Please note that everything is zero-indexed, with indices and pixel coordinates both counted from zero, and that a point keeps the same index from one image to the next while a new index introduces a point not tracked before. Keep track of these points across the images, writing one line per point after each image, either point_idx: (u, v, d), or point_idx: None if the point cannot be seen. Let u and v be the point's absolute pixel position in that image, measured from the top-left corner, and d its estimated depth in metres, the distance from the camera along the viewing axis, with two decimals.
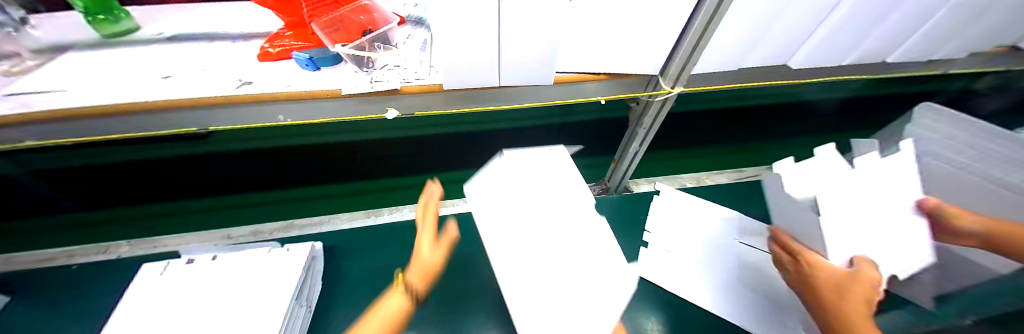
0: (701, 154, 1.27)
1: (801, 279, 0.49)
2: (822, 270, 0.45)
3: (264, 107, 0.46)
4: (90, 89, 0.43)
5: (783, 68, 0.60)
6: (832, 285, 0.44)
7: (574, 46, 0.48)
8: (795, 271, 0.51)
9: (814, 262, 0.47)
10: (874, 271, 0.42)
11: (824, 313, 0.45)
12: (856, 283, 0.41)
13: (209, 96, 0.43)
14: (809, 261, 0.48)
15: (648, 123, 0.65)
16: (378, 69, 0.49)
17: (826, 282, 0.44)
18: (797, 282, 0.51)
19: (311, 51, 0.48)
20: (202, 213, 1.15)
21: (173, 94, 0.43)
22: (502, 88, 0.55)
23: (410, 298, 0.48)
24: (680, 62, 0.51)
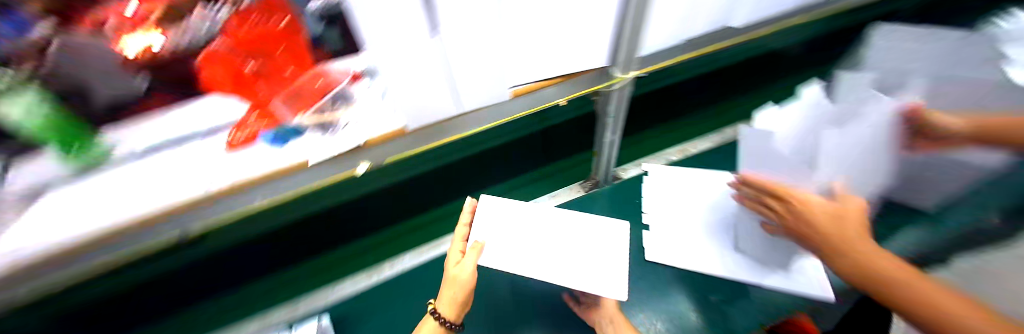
0: (682, 124, 1.27)
1: (790, 216, 0.59)
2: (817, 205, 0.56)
3: (247, 194, 0.48)
4: (73, 224, 0.43)
5: (727, 31, 0.63)
6: (833, 215, 0.55)
7: (521, 58, 0.51)
8: (775, 211, 0.61)
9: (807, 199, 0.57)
10: (853, 200, 0.58)
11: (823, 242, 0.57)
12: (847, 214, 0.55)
13: (197, 196, 0.45)
14: (802, 198, 0.57)
15: (614, 110, 0.67)
16: (342, 128, 0.50)
17: (824, 214, 0.55)
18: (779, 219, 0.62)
19: (276, 128, 0.51)
20: (201, 318, 1.12)
21: (161, 203, 0.45)
22: (465, 115, 0.56)
23: (444, 325, 0.70)
24: (625, 51, 0.53)
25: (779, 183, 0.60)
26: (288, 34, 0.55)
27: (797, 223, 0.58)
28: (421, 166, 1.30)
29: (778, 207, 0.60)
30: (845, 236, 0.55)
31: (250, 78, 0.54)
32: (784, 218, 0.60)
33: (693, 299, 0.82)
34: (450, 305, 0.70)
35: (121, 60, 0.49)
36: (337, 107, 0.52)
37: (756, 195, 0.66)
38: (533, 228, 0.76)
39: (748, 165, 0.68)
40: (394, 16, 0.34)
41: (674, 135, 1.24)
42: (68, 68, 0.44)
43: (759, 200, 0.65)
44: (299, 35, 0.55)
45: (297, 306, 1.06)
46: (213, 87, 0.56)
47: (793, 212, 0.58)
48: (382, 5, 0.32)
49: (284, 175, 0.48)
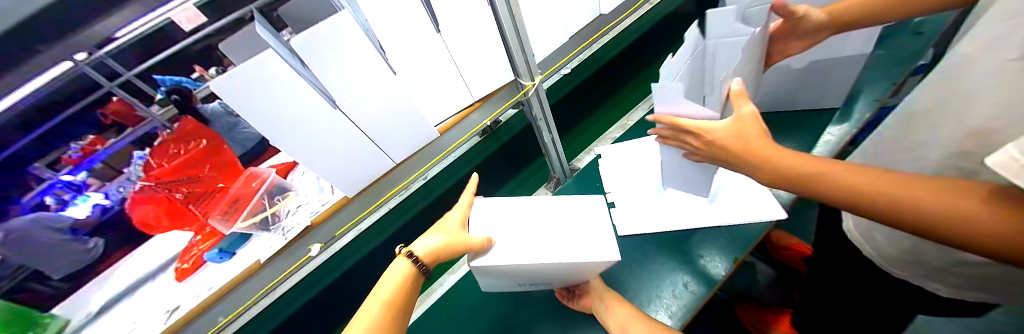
0: (621, 98, 1.33)
1: (706, 149, 0.42)
2: (716, 137, 0.39)
3: (198, 320, 0.47)
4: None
5: (603, 18, 0.70)
6: (730, 139, 0.38)
7: (430, 95, 0.55)
8: (691, 146, 0.45)
9: (706, 132, 0.39)
10: (745, 105, 0.39)
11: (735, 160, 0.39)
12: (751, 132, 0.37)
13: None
14: (699, 131, 0.40)
15: (539, 112, 0.73)
16: (286, 217, 0.53)
17: (726, 140, 0.38)
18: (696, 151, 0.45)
19: (220, 242, 0.53)
20: None
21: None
22: (402, 164, 0.57)
23: (415, 267, 0.48)
24: (520, 58, 0.59)
25: (676, 117, 0.42)
26: (213, 151, 0.58)
27: (715, 155, 0.41)
28: (377, 237, 1.12)
29: (691, 141, 0.44)
30: (753, 157, 0.37)
31: (181, 207, 0.55)
32: (703, 152, 0.43)
33: (677, 258, 0.71)
34: (434, 247, 0.48)
35: (71, 224, 0.55)
36: (277, 200, 0.56)
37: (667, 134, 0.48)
38: (533, 212, 0.62)
39: (661, 106, 0.44)
40: (292, 107, 0.38)
41: (616, 112, 1.32)
42: (28, 251, 0.47)
43: (678, 141, 0.47)
44: (222, 150, 0.59)
45: None
46: (148, 228, 0.55)
47: (707, 146, 0.41)
48: (273, 99, 0.36)
49: (235, 285, 0.48)
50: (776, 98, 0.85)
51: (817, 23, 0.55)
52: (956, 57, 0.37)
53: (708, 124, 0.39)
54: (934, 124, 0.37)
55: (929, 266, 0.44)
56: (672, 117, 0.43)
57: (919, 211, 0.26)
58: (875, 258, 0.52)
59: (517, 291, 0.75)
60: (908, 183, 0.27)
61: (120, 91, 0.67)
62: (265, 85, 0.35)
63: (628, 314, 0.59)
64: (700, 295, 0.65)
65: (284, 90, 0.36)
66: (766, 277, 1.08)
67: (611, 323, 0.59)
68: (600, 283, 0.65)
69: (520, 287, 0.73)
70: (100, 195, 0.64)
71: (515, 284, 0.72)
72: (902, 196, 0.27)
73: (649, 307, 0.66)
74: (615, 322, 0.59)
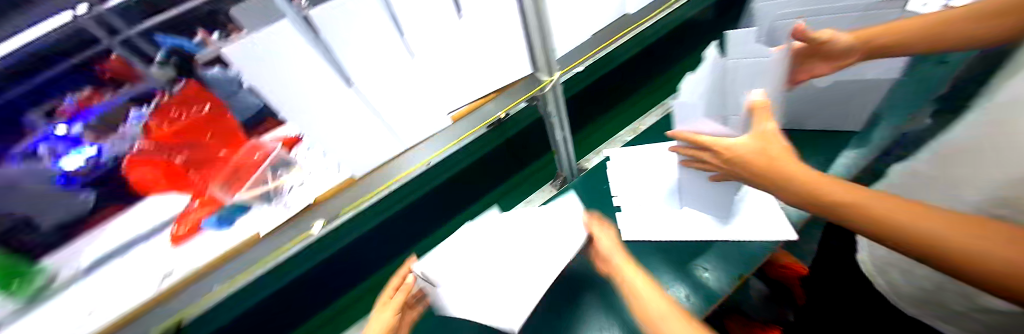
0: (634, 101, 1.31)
1: (723, 166, 0.45)
2: (735, 153, 0.42)
3: (190, 289, 0.46)
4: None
5: (627, 17, 0.68)
6: (750, 157, 0.41)
7: (447, 83, 0.53)
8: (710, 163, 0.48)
9: (726, 148, 0.42)
10: (768, 122, 0.42)
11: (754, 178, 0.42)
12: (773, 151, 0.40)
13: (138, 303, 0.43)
14: (719, 147, 0.43)
15: (554, 109, 0.70)
16: (288, 192, 0.51)
17: (746, 158, 0.41)
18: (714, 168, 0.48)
19: (218, 211, 0.51)
20: None
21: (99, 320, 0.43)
22: (413, 150, 0.56)
23: None
24: (540, 52, 0.56)
25: (696, 135, 0.45)
26: (213, 118, 0.58)
27: (733, 172, 0.44)
28: None
29: (710, 158, 0.47)
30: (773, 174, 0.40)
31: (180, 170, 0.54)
32: (722, 169, 0.47)
33: (678, 269, 0.71)
34: None
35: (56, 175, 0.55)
36: (280, 174, 0.55)
37: (685, 152, 0.51)
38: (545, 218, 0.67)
39: (681, 124, 0.48)
40: (303, 87, 0.36)
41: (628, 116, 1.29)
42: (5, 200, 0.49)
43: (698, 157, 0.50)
44: (226, 118, 0.58)
45: None
46: (146, 187, 0.55)
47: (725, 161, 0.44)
48: (282, 76, 0.34)
49: (235, 254, 0.48)
50: (792, 116, 0.84)
51: (842, 48, 0.59)
52: (1003, 95, 0.35)
53: (724, 140, 0.42)
54: (983, 163, 0.35)
55: (947, 309, 0.46)
56: (691, 134, 0.47)
57: (924, 240, 0.29)
58: (889, 292, 0.55)
59: None
60: (927, 218, 0.30)
61: (120, 48, 0.66)
62: (270, 63, 0.32)
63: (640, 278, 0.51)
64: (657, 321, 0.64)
65: (289, 65, 0.33)
66: (760, 293, 1.09)
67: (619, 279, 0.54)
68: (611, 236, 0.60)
69: None
70: (94, 150, 0.62)
71: None
72: (923, 227, 0.29)
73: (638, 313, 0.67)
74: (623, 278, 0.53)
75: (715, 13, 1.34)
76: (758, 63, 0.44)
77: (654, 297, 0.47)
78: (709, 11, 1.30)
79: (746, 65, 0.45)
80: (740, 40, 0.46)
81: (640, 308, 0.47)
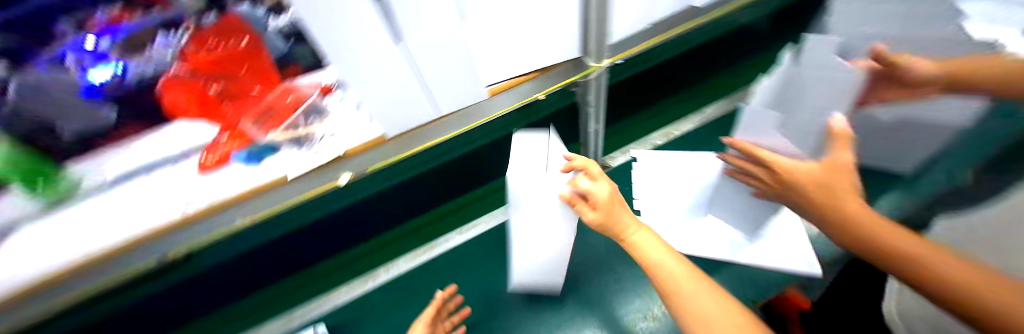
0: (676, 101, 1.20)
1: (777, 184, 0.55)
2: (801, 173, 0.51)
3: (219, 216, 0.47)
4: (83, 243, 0.46)
5: (693, 10, 0.62)
6: (817, 186, 0.51)
7: (492, 55, 0.50)
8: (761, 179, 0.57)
9: (789, 169, 0.52)
10: (842, 153, 0.49)
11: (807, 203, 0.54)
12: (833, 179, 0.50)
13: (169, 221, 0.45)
14: (788, 168, 0.52)
15: (594, 99, 0.65)
16: (319, 141, 0.51)
17: (810, 185, 0.51)
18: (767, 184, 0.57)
19: (250, 147, 0.51)
20: None
21: (140, 228, 0.46)
22: (447, 117, 0.55)
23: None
24: (594, 38, 0.52)
25: (759, 146, 0.53)
26: (250, 54, 0.58)
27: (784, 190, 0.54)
28: None
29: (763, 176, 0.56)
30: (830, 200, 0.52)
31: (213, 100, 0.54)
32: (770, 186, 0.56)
33: None
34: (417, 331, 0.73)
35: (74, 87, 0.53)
36: (312, 121, 0.53)
37: (741, 162, 0.60)
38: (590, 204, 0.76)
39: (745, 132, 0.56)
40: (351, 39, 0.34)
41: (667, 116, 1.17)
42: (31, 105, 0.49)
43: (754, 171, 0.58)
44: (262, 56, 0.58)
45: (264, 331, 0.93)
46: (177, 112, 0.55)
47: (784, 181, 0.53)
48: (330, 29, 0.31)
49: (263, 192, 0.49)
50: None
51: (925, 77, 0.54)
52: None
53: (793, 163, 0.52)
54: None
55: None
56: (753, 145, 0.56)
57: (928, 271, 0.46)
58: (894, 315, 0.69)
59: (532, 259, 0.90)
60: (940, 259, 0.46)
61: None
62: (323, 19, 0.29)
63: (648, 237, 0.60)
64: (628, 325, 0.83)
65: (339, 15, 0.30)
66: None
67: (617, 231, 0.59)
68: (600, 182, 0.58)
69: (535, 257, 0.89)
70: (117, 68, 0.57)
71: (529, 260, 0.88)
72: (934, 264, 0.46)
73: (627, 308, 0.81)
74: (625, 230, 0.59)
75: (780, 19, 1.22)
76: (832, 81, 0.41)
77: (664, 260, 0.57)
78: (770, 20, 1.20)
79: (818, 79, 0.42)
80: (815, 53, 0.40)
81: (648, 265, 0.58)
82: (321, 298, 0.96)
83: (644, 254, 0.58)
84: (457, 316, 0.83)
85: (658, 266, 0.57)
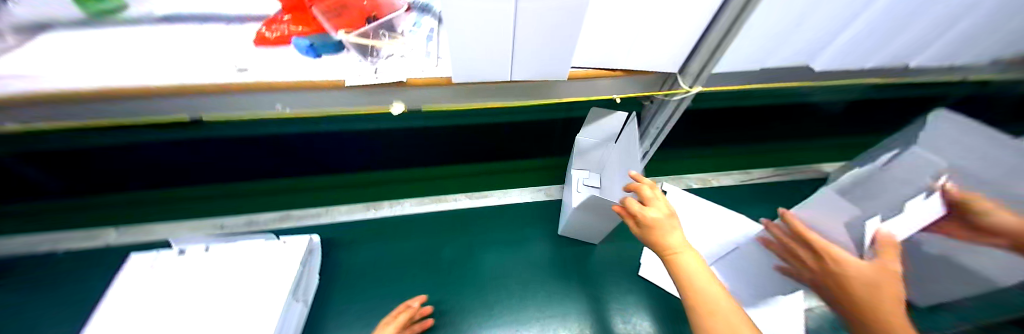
0: (722, 153, 1.17)
1: (818, 269, 0.49)
2: (849, 267, 0.44)
3: (259, 97, 0.44)
4: (94, 76, 0.40)
5: (806, 70, 0.56)
6: (859, 287, 0.43)
7: (596, 40, 0.46)
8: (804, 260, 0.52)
9: (842, 259, 0.45)
10: (892, 260, 0.43)
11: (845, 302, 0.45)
12: (886, 281, 0.42)
13: (201, 84, 0.40)
14: (836, 257, 0.45)
15: (661, 123, 0.64)
16: (383, 59, 0.46)
17: (852, 283, 0.43)
18: (812, 271, 0.50)
19: (312, 37, 0.47)
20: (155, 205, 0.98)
21: (160, 80, 0.40)
22: (516, 84, 0.52)
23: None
24: (703, 60, 0.48)
25: (807, 230, 0.49)
26: None
27: (828, 282, 0.47)
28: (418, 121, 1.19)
29: (807, 259, 0.51)
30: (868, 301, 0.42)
31: None
32: (811, 271, 0.51)
33: (664, 314, 0.79)
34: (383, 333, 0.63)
35: None
36: (382, 38, 0.49)
37: (785, 237, 0.56)
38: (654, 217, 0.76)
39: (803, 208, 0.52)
40: None
41: (710, 161, 1.15)
42: None
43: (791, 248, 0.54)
44: None
45: (257, 218, 0.94)
46: None
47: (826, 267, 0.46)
48: None
49: (311, 88, 0.44)
50: None
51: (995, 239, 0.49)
52: None
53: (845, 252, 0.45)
54: None
55: None
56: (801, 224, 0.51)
57: None
58: None
59: (535, 245, 0.90)
60: None
61: None
62: None
63: (696, 261, 0.46)
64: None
65: None
66: None
67: (659, 248, 0.49)
68: (653, 204, 0.51)
69: (539, 245, 0.90)
70: None
71: (529, 245, 0.90)
72: None
73: (616, 318, 0.78)
74: (669, 248, 0.48)
75: None
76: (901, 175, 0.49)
77: (711, 289, 0.43)
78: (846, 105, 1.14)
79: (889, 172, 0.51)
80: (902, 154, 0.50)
81: (688, 288, 0.44)
82: (318, 210, 0.97)
83: (690, 278, 0.44)
84: (421, 325, 0.70)
85: (701, 292, 0.43)
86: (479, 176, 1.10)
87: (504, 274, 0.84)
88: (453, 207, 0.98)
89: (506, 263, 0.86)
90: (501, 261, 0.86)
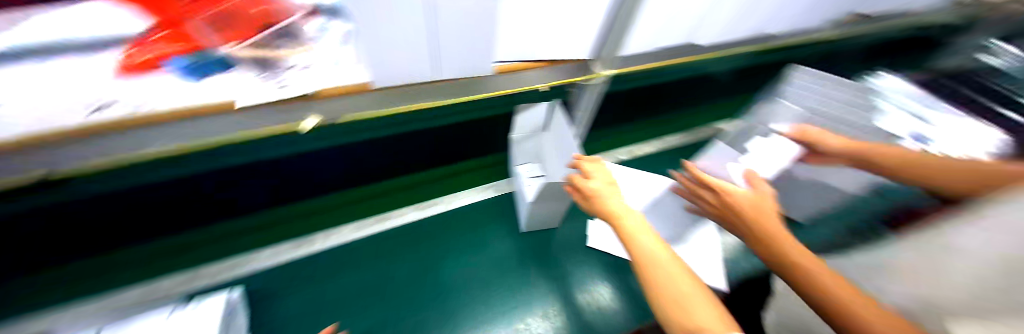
0: (644, 126, 1.31)
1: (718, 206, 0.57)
2: (734, 197, 0.54)
3: (141, 133, 0.37)
4: None
5: (695, 47, 0.66)
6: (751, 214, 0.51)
7: (516, 33, 0.48)
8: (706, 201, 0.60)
9: (729, 192, 0.54)
10: (763, 186, 0.55)
11: (737, 229, 0.55)
12: (761, 203, 0.52)
13: (55, 128, 0.33)
14: (726, 191, 0.55)
15: (586, 104, 0.68)
16: (285, 70, 0.42)
17: (744, 212, 0.52)
18: (714, 211, 0.59)
19: (191, 56, 0.39)
20: None
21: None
22: (441, 82, 0.51)
23: None
24: (611, 44, 0.54)
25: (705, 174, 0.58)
26: None
27: (727, 215, 0.56)
28: None
29: (709, 198, 0.59)
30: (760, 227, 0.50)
31: None
32: (712, 209, 0.60)
33: (618, 277, 0.88)
34: None
35: None
36: (283, 47, 0.42)
37: (691, 186, 0.64)
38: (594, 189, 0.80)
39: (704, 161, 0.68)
40: None
41: (637, 134, 1.28)
42: None
43: (691, 190, 0.64)
44: None
45: (159, 287, 0.71)
46: None
47: (721, 202, 0.56)
48: None
49: (211, 114, 0.40)
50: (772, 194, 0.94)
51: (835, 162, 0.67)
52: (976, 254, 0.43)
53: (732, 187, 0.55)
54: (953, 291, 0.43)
55: None
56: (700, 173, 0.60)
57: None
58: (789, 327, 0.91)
59: (495, 244, 0.90)
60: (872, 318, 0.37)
61: None
62: None
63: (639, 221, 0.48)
64: (575, 311, 0.80)
65: None
66: None
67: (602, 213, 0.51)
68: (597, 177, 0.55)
69: (498, 242, 0.90)
70: None
71: (489, 244, 0.90)
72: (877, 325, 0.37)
73: (579, 293, 0.83)
74: (611, 212, 0.50)
75: (741, 76, 1.42)
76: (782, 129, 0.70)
77: (650, 242, 0.45)
78: (730, 73, 1.39)
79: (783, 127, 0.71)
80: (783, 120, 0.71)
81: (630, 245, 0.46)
82: (236, 257, 0.79)
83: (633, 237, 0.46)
84: None
85: (642, 247, 0.44)
86: (430, 184, 1.02)
87: (470, 280, 0.82)
88: (404, 223, 0.91)
89: (471, 268, 0.85)
90: (462, 267, 0.85)
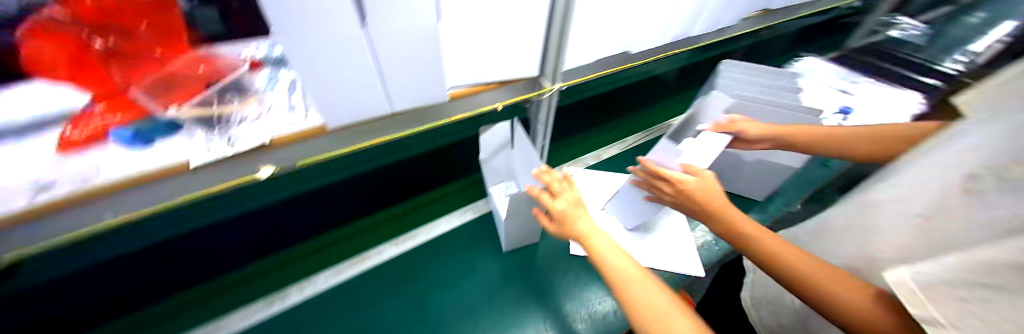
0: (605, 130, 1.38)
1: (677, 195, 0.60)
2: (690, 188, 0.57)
3: (80, 212, 0.36)
4: None
5: (628, 55, 0.73)
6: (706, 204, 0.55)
7: (461, 63, 0.52)
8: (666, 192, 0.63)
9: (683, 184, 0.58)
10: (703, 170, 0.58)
11: (698, 214, 0.59)
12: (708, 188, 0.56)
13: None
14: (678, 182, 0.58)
15: (543, 116, 0.74)
16: (238, 124, 0.44)
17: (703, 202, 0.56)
18: (676, 201, 0.62)
19: (137, 124, 0.42)
20: None
21: None
22: (396, 115, 0.52)
23: None
24: (552, 61, 0.59)
25: (660, 169, 0.61)
26: None
27: (687, 203, 0.59)
28: None
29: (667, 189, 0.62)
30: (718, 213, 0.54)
31: (92, 58, 0.43)
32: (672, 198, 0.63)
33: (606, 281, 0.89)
34: None
35: None
36: (230, 101, 0.47)
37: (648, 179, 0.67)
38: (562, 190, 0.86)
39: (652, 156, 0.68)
40: (320, 2, 0.32)
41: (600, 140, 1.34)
42: None
43: (650, 182, 0.68)
44: None
45: None
46: (41, 69, 0.43)
47: (678, 193, 0.59)
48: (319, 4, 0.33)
49: (157, 179, 0.40)
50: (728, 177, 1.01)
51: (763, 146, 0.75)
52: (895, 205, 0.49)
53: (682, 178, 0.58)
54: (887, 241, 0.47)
55: None
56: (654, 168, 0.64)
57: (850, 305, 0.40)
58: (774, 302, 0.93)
59: (482, 270, 0.89)
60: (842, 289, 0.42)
61: None
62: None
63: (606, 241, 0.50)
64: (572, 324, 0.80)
65: None
66: None
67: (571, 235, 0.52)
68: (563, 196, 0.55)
69: (486, 267, 0.90)
70: None
71: (476, 270, 0.89)
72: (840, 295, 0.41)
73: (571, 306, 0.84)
74: (579, 234, 0.51)
75: (684, 75, 1.55)
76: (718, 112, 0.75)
77: (620, 262, 0.47)
78: (673, 73, 1.51)
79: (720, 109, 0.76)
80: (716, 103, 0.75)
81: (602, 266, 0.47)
82: (206, 326, 0.73)
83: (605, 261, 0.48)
84: None
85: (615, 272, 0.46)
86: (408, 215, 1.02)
87: (463, 309, 0.80)
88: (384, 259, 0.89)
89: (460, 296, 0.83)
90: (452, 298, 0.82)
